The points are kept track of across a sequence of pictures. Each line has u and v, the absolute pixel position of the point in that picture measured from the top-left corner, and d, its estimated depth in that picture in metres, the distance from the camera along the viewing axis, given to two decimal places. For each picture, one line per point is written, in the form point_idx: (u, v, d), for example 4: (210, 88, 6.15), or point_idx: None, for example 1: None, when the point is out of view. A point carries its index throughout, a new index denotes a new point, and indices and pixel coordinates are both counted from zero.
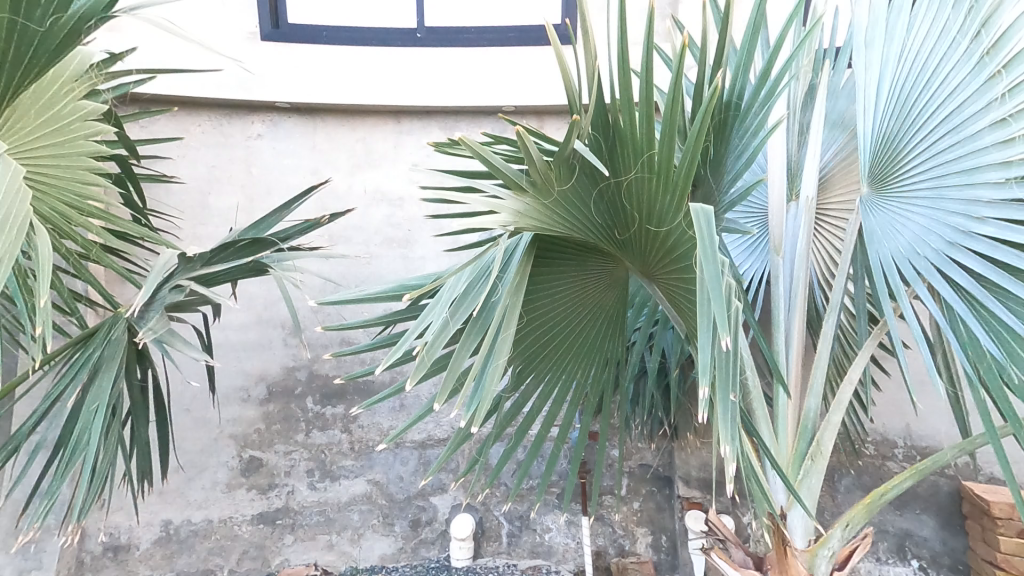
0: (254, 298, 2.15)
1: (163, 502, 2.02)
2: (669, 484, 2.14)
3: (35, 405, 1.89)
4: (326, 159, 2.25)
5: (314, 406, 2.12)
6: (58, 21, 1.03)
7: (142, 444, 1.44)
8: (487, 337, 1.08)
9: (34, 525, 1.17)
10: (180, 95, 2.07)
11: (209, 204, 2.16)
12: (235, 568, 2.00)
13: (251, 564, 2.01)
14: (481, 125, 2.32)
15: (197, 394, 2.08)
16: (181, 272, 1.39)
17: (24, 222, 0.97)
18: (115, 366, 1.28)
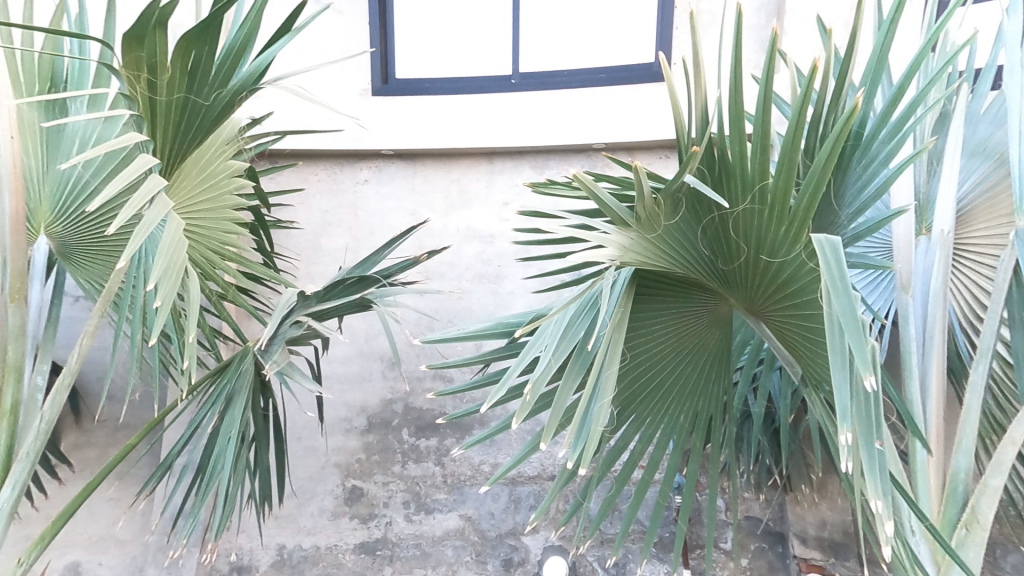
0: (358, 331, 2.30)
1: (279, 526, 2.13)
2: (781, 541, 1.95)
3: (179, 431, 2.10)
4: (423, 201, 2.37)
5: (410, 438, 2.19)
6: (220, 96, 1.23)
7: (264, 470, 1.56)
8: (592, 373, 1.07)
9: (183, 543, 1.32)
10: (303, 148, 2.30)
11: (321, 246, 2.34)
12: None
13: None
14: (571, 164, 2.34)
15: (308, 423, 2.22)
16: (299, 309, 1.50)
17: (181, 268, 1.09)
18: (245, 396, 1.41)
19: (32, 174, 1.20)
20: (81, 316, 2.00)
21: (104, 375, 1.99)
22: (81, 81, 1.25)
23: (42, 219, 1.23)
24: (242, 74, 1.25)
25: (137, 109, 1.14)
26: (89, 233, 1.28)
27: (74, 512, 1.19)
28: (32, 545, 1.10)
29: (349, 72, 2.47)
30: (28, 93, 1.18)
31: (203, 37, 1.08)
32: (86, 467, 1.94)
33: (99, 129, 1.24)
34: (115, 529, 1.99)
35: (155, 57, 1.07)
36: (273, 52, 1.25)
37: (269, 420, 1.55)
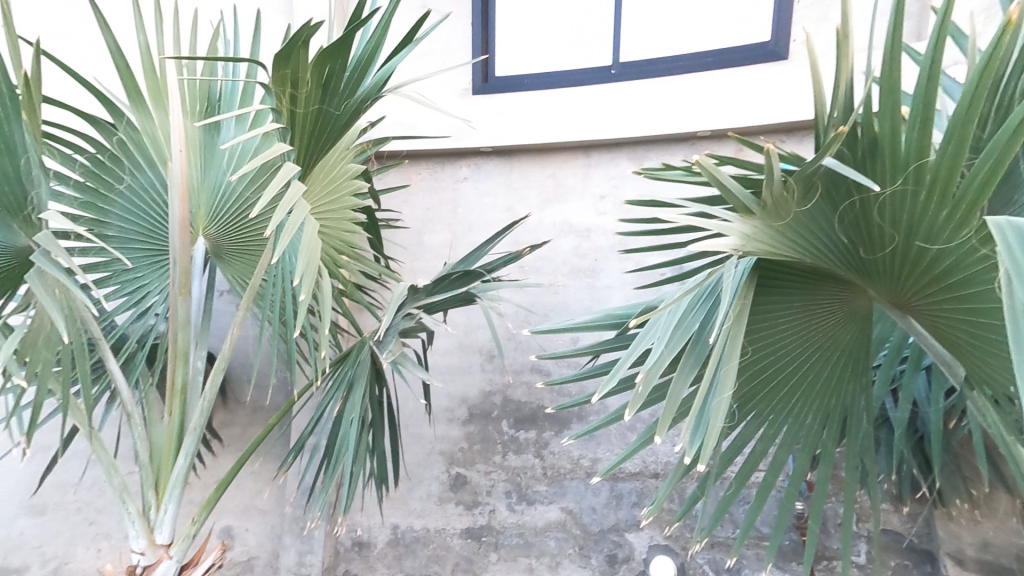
0: (459, 325, 2.38)
1: (391, 507, 2.26)
2: (930, 561, 1.78)
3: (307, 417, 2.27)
4: (520, 196, 2.40)
5: (509, 429, 2.23)
6: (347, 105, 1.33)
7: (380, 453, 1.65)
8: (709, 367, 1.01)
9: (317, 513, 1.44)
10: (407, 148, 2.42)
11: (424, 242, 2.45)
12: None
13: None
14: (672, 153, 2.25)
15: (414, 411, 2.34)
16: (410, 302, 1.59)
17: (318, 266, 1.18)
18: (363, 384, 1.51)
19: (194, 182, 1.35)
20: (229, 308, 2.22)
21: (251, 365, 2.21)
22: (234, 101, 1.40)
23: (201, 222, 1.39)
24: (366, 85, 1.34)
25: (282, 122, 1.26)
26: (239, 233, 1.43)
27: (231, 481, 1.36)
28: (202, 507, 1.29)
29: (453, 77, 2.59)
30: (193, 114, 1.35)
31: (337, 53, 1.19)
32: (233, 443, 2.16)
33: (257, 145, 1.36)
34: (258, 499, 2.23)
35: (298, 72, 1.19)
36: (395, 63, 1.33)
37: (383, 406, 1.65)
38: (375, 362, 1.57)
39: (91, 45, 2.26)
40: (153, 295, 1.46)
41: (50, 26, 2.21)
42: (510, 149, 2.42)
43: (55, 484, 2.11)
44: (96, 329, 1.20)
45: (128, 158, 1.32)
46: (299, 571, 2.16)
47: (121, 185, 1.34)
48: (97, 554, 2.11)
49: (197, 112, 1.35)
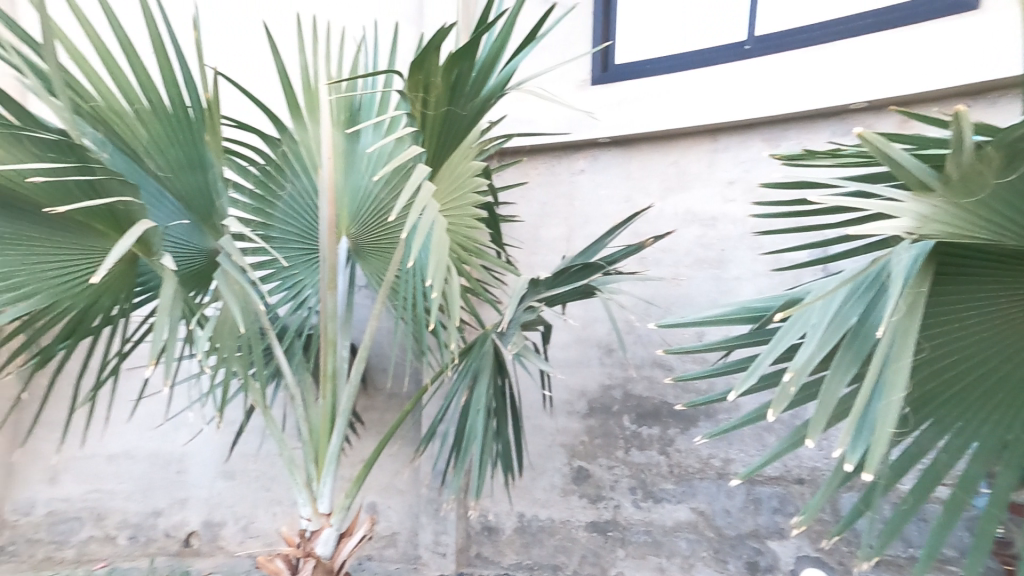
0: (577, 318, 2.36)
1: (516, 495, 2.32)
2: None
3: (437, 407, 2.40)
4: (638, 186, 2.33)
5: (631, 424, 2.17)
6: (473, 103, 1.37)
7: (505, 442, 1.66)
8: (874, 365, 0.86)
9: (453, 497, 1.51)
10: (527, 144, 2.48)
11: (541, 236, 2.48)
12: (577, 569, 2.18)
13: (590, 569, 2.16)
14: (817, 130, 2.04)
15: (535, 403, 2.36)
16: (530, 295, 1.59)
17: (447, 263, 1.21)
18: (487, 374, 1.54)
19: (339, 187, 1.48)
20: (367, 302, 2.42)
21: (386, 354, 2.39)
22: (373, 109, 1.53)
23: (344, 223, 1.52)
24: (491, 84, 1.38)
25: (415, 125, 1.34)
26: (376, 232, 1.54)
27: (375, 461, 1.47)
28: (353, 484, 1.41)
29: (571, 69, 2.53)
30: (339, 123, 1.48)
31: (465, 56, 1.24)
32: (374, 425, 2.36)
33: (392, 148, 1.45)
34: (397, 479, 2.42)
35: (429, 77, 1.26)
36: (520, 59, 1.35)
37: (505, 396, 1.66)
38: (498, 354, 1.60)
39: (253, 66, 2.58)
40: (308, 287, 1.64)
41: (226, 57, 2.56)
42: (629, 139, 2.36)
43: (241, 454, 2.46)
44: (266, 320, 1.36)
45: (289, 167, 1.48)
46: (435, 549, 2.32)
47: (284, 192, 1.51)
48: (275, 517, 2.41)
49: (342, 121, 1.48)
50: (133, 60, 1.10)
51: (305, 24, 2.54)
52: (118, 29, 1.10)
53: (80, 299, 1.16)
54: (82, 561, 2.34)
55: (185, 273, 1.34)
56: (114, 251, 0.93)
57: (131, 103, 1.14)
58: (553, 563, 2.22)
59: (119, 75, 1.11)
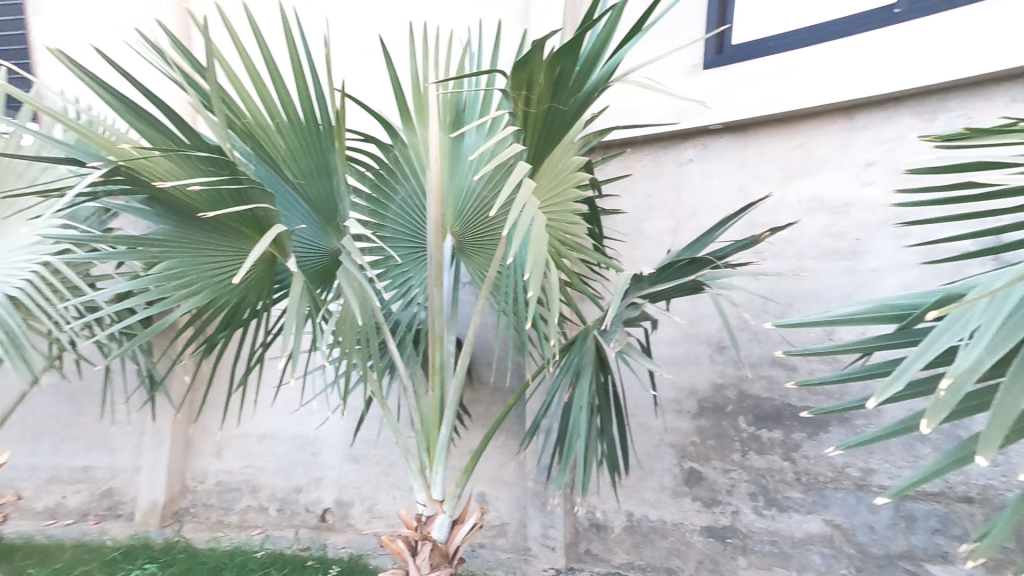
0: (685, 314, 2.25)
1: (625, 494, 2.27)
2: None
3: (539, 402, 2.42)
4: (755, 173, 2.19)
5: (748, 427, 2.04)
6: (575, 98, 1.37)
7: (610, 440, 1.61)
8: None
9: (558, 493, 1.50)
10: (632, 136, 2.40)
11: (644, 229, 2.41)
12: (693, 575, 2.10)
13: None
14: (987, 99, 1.77)
15: (641, 401, 2.29)
16: (634, 291, 1.53)
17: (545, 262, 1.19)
18: (590, 371, 1.50)
19: (445, 187, 1.54)
20: (471, 299, 2.52)
21: (490, 348, 2.46)
22: (476, 110, 1.58)
23: (449, 221, 1.59)
24: (593, 79, 1.37)
25: (517, 124, 1.37)
26: (479, 230, 1.58)
27: (482, 453, 1.51)
28: (462, 474, 1.47)
29: (681, 55, 2.38)
30: (445, 126, 1.54)
31: (569, 52, 1.22)
32: (480, 418, 2.45)
33: (494, 148, 1.49)
34: (505, 470, 2.48)
35: (533, 75, 1.26)
36: (624, 52, 1.33)
37: (609, 394, 1.61)
38: (601, 353, 1.54)
39: (373, 75, 2.80)
40: (416, 284, 1.73)
41: (353, 74, 2.82)
42: (746, 123, 2.21)
43: (363, 440, 2.66)
44: (380, 316, 1.46)
45: (400, 170, 1.57)
46: (545, 542, 2.33)
47: (397, 194, 1.61)
48: (393, 500, 2.59)
49: (448, 123, 1.55)
50: (276, 81, 1.24)
51: (417, 32, 2.69)
52: (264, 52, 1.24)
53: (232, 296, 1.33)
54: (243, 526, 2.73)
55: (311, 271, 1.48)
56: (252, 252, 1.04)
57: (272, 118, 1.29)
58: (666, 566, 2.16)
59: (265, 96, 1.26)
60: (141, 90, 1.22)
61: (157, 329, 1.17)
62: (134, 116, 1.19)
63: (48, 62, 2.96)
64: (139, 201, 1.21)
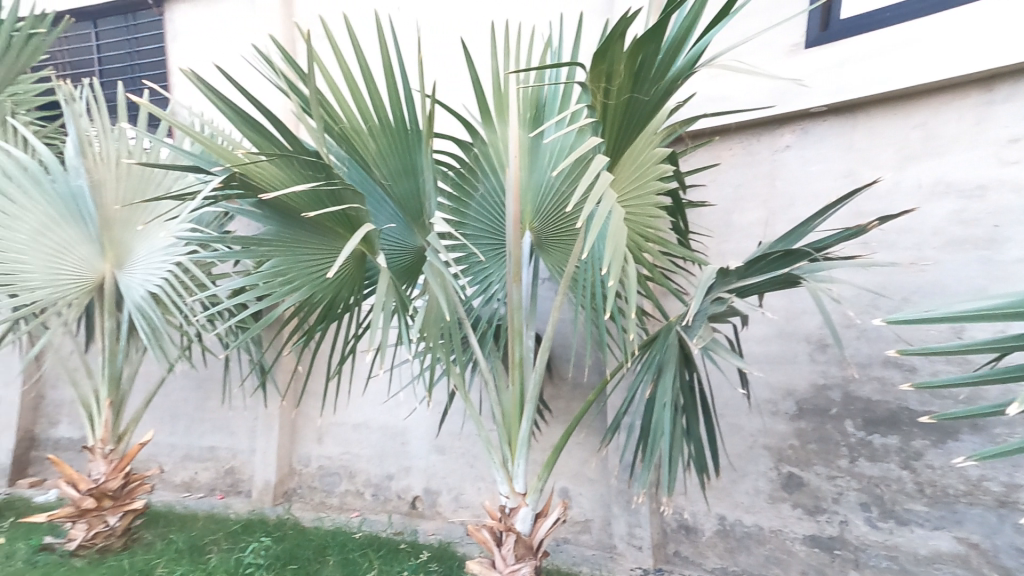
0: (777, 310, 2.09)
1: (715, 497, 2.17)
2: None
3: (621, 397, 2.38)
4: (863, 157, 2.03)
5: (857, 431, 1.90)
6: (657, 86, 1.36)
7: (697, 441, 1.53)
8: None
9: (642, 492, 1.46)
10: (720, 124, 2.26)
11: (733, 222, 2.28)
12: None
13: None
14: None
15: (731, 400, 2.17)
16: (719, 286, 1.41)
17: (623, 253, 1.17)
18: (673, 367, 1.45)
19: (523, 184, 1.57)
20: (550, 294, 2.53)
21: (568, 343, 2.45)
22: (556, 105, 1.59)
23: (528, 218, 1.61)
24: (678, 65, 1.35)
25: (595, 116, 1.38)
26: (557, 224, 1.60)
27: (563, 448, 1.52)
28: (544, 468, 1.49)
29: (777, 34, 2.17)
30: (525, 123, 1.57)
31: (651, 39, 1.22)
32: (560, 413, 2.45)
33: (572, 141, 1.50)
34: (587, 467, 2.46)
35: (613, 65, 1.27)
36: (711, 35, 1.31)
37: (695, 393, 1.53)
38: (685, 348, 1.48)
39: (456, 74, 2.90)
40: (496, 281, 1.78)
41: (444, 74, 2.94)
42: (856, 103, 2.03)
43: (448, 431, 2.77)
44: (463, 312, 1.52)
45: (480, 169, 1.63)
46: (632, 541, 2.28)
47: (478, 193, 1.66)
48: (478, 491, 2.68)
49: (528, 119, 1.56)
50: (370, 86, 1.34)
51: (498, 32, 2.78)
52: (361, 60, 1.35)
53: (327, 291, 1.44)
54: (343, 508, 2.93)
55: (398, 267, 1.57)
56: (343, 251, 1.13)
57: (366, 121, 1.39)
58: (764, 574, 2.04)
59: (360, 103, 1.36)
60: (253, 100, 1.37)
61: (264, 322, 1.30)
62: (247, 126, 1.35)
63: (182, 83, 3.38)
64: (251, 204, 1.35)
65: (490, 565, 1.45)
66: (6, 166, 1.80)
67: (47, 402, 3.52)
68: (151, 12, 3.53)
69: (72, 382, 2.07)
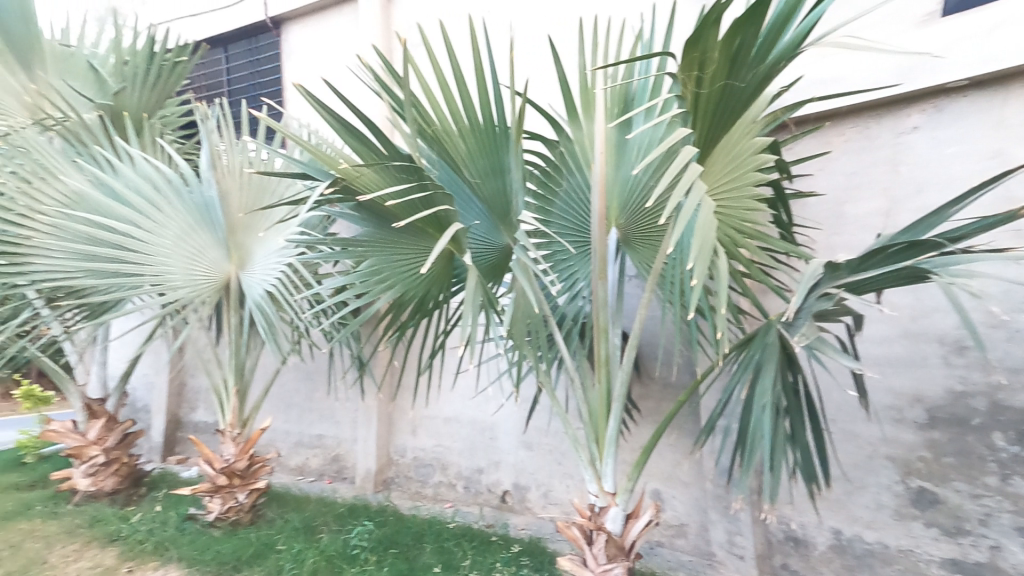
0: (900, 309, 1.86)
1: (830, 509, 1.97)
2: None
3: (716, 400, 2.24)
4: (1016, 135, 1.76)
5: (1009, 445, 1.66)
6: (757, 71, 1.26)
7: (804, 447, 1.39)
8: None
9: (742, 498, 1.36)
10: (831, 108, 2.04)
11: (846, 212, 2.04)
12: None
13: None
14: None
15: (844, 405, 1.96)
16: (827, 281, 1.23)
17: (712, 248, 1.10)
18: (774, 368, 1.34)
19: (608, 180, 1.53)
20: (637, 291, 2.44)
21: (657, 341, 2.35)
22: (645, 97, 1.54)
23: (613, 214, 1.57)
24: (782, 44, 1.24)
25: (685, 107, 1.31)
26: (644, 219, 1.54)
27: (653, 449, 1.47)
28: (634, 467, 1.46)
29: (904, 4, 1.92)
30: (611, 118, 1.53)
31: (752, 20, 1.14)
32: (650, 413, 2.37)
33: (662, 133, 1.44)
34: (681, 470, 2.35)
35: (706, 52, 1.20)
36: (822, 9, 1.18)
37: (800, 395, 1.39)
38: (788, 348, 1.37)
39: (545, 70, 2.89)
40: (581, 278, 1.77)
41: (536, 72, 2.93)
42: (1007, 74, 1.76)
43: (535, 428, 2.80)
44: (548, 309, 1.52)
45: (565, 166, 1.61)
46: (731, 549, 2.15)
47: (563, 190, 1.65)
48: (567, 489, 2.68)
49: (614, 114, 1.52)
50: (462, 89, 1.37)
51: (586, 29, 2.73)
52: (454, 65, 1.38)
53: (418, 288, 1.51)
54: (437, 498, 3.06)
55: (486, 265, 1.61)
56: (434, 250, 1.18)
57: (456, 124, 1.43)
58: None
59: (452, 106, 1.40)
60: (355, 110, 1.46)
61: (363, 318, 1.39)
62: (347, 134, 1.43)
63: (295, 98, 3.69)
64: (350, 208, 1.45)
65: (581, 563, 1.44)
66: (153, 179, 2.04)
67: (188, 389, 4.05)
68: (270, 35, 3.89)
69: (206, 371, 2.35)
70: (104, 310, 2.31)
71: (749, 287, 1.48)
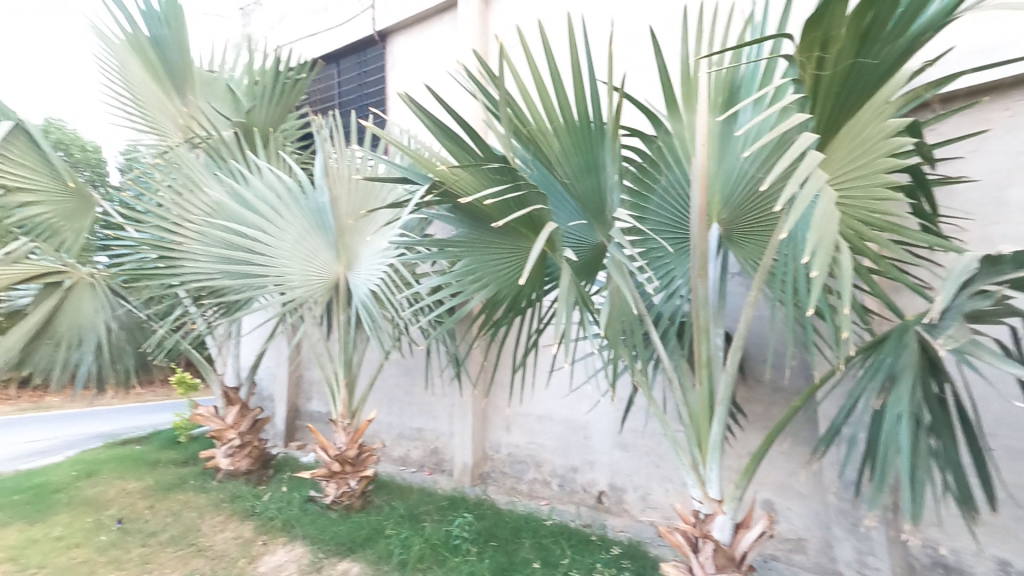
0: None
1: (993, 535, 1.74)
2: None
3: (837, 406, 2.02)
4: None
5: None
6: (894, 47, 1.10)
7: (955, 466, 1.20)
8: None
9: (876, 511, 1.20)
10: (990, 79, 1.78)
11: (1008, 199, 1.78)
12: None
13: None
14: None
15: (1007, 417, 1.73)
16: (984, 278, 1.04)
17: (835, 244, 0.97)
18: (912, 376, 1.17)
19: (710, 172, 1.42)
20: (741, 290, 2.27)
21: (764, 343, 2.18)
22: (755, 82, 1.41)
23: (715, 208, 1.45)
24: (928, 13, 1.07)
25: (803, 92, 1.18)
26: (752, 211, 1.41)
27: (765, 457, 1.35)
28: (743, 476, 1.35)
29: None
30: (716, 108, 1.43)
31: None
32: (757, 418, 2.21)
33: (775, 120, 1.31)
34: (796, 479, 2.16)
35: (831, 30, 1.08)
36: None
37: (947, 407, 1.21)
38: (930, 352, 1.19)
39: (643, 63, 2.77)
40: (678, 277, 1.68)
41: (635, 66, 2.81)
42: None
43: (631, 429, 2.73)
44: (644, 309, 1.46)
45: (662, 160, 1.52)
46: (862, 570, 1.93)
47: (659, 184, 1.55)
48: (666, 493, 2.59)
49: (718, 105, 1.43)
50: (557, 87, 1.34)
51: (691, 15, 2.56)
52: (550, 63, 1.36)
53: (511, 288, 1.53)
54: (532, 495, 3.09)
55: (580, 262, 1.58)
56: (531, 254, 1.17)
57: (551, 122, 1.39)
58: None
59: (547, 105, 1.37)
60: (451, 111, 1.48)
61: (458, 317, 1.43)
62: (445, 137, 1.47)
63: (398, 106, 3.88)
64: (446, 210, 1.49)
65: (687, 570, 1.36)
66: (277, 188, 2.27)
67: (304, 381, 4.46)
68: (377, 48, 4.11)
69: (319, 364, 2.56)
70: (237, 308, 2.61)
71: (878, 285, 1.29)
